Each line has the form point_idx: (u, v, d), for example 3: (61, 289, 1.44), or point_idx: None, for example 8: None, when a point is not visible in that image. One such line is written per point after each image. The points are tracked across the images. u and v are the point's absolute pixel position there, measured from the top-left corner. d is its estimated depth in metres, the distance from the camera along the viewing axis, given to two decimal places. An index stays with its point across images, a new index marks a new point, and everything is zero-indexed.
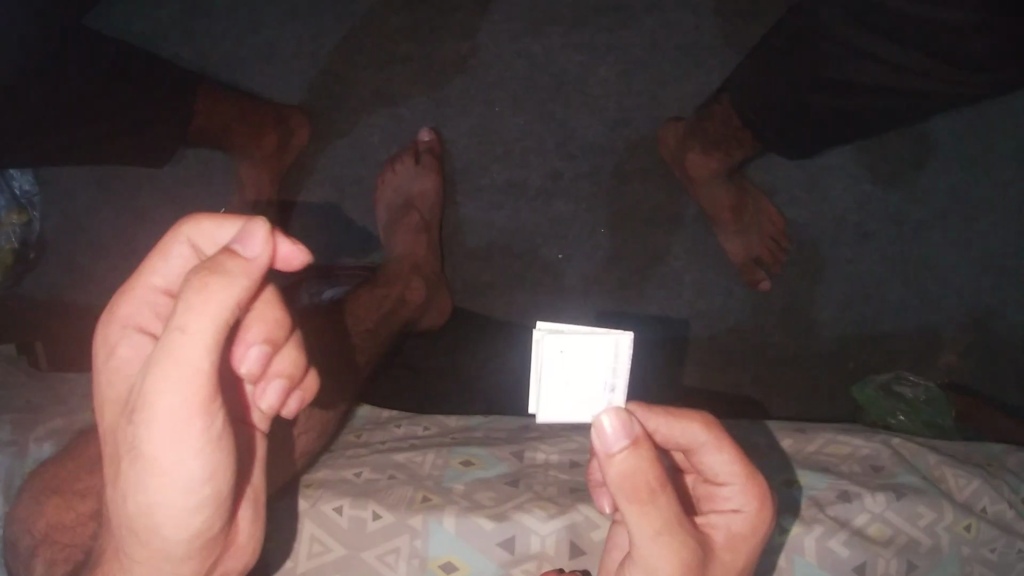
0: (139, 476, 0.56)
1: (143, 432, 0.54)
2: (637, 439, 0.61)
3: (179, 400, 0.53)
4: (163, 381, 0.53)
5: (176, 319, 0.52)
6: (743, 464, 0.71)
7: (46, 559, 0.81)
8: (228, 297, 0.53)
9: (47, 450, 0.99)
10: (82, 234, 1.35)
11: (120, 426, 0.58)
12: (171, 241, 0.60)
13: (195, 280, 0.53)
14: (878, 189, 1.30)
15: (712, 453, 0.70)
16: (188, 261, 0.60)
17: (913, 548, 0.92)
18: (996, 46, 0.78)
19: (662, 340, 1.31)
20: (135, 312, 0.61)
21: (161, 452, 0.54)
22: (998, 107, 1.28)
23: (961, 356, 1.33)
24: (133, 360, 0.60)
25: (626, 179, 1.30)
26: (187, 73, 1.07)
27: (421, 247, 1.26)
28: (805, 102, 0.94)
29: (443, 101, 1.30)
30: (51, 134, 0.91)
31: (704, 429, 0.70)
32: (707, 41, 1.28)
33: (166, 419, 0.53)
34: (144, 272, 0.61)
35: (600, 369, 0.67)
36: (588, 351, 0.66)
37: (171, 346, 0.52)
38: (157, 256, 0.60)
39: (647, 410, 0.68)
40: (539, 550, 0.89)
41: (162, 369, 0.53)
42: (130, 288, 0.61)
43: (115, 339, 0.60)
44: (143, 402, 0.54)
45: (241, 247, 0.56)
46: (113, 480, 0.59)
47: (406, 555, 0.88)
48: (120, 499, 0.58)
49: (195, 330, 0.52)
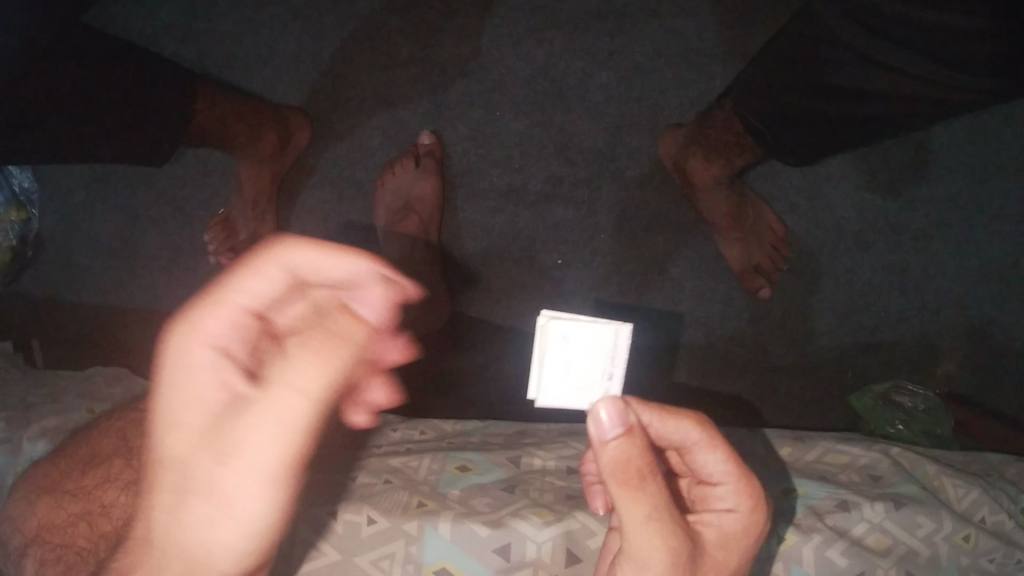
0: (215, 513, 0.55)
1: (238, 473, 0.54)
2: (631, 428, 0.61)
3: (281, 452, 0.54)
4: (267, 432, 0.54)
5: (296, 371, 0.54)
6: (735, 461, 0.70)
7: (37, 560, 0.81)
8: (350, 357, 0.56)
9: (41, 449, 0.98)
10: (77, 231, 1.34)
11: (194, 461, 0.55)
12: (270, 267, 0.58)
13: (323, 336, 0.55)
14: (877, 198, 1.30)
15: (706, 452, 0.69)
16: (284, 287, 0.58)
17: (912, 559, 0.91)
18: (1000, 50, 0.77)
19: (659, 346, 1.31)
20: (214, 328, 0.57)
21: (247, 498, 0.55)
22: (998, 117, 1.28)
23: (959, 366, 1.32)
24: (212, 382, 0.56)
25: (625, 184, 1.30)
26: (185, 71, 1.04)
27: (419, 250, 1.26)
28: (803, 109, 0.94)
29: (443, 105, 1.30)
30: (49, 131, 0.91)
31: (697, 426, 0.68)
32: (707, 48, 1.29)
33: (272, 466, 0.54)
34: (233, 291, 0.58)
35: (598, 358, 0.73)
36: (589, 339, 0.73)
37: (288, 399, 0.53)
38: (253, 277, 0.58)
39: (645, 404, 0.66)
40: (536, 557, 0.87)
41: (269, 419, 0.54)
42: (212, 304, 0.57)
43: (190, 357, 0.56)
44: (247, 444, 0.54)
45: (360, 307, 0.59)
46: (162, 512, 0.57)
47: (400, 561, 0.86)
48: (174, 532, 0.56)
49: (315, 384, 0.54)
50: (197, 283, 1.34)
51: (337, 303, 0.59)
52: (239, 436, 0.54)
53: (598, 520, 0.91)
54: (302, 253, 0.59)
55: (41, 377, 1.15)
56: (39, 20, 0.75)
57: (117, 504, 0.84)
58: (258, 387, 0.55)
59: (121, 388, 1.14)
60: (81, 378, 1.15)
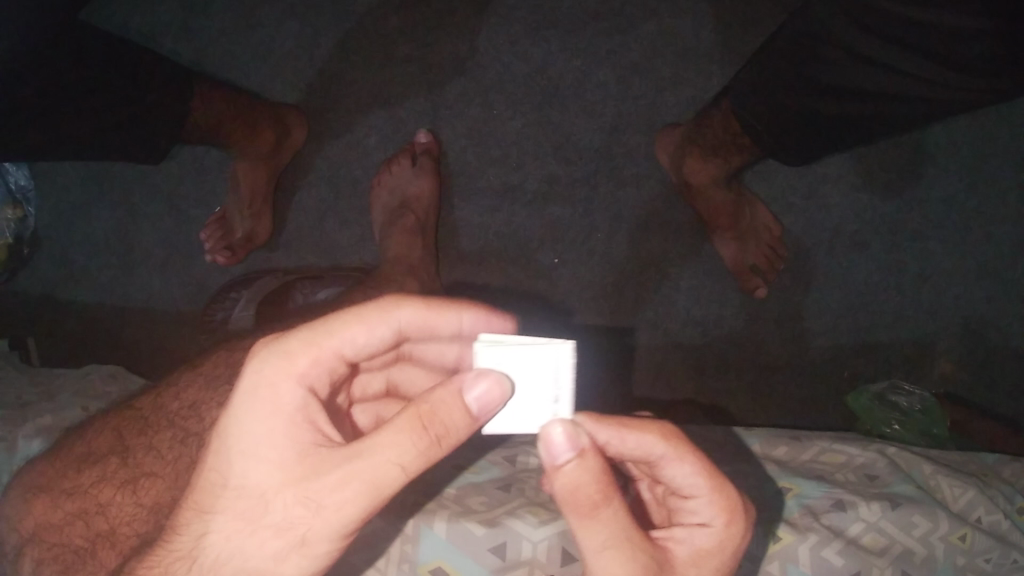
0: (286, 549, 0.60)
1: (321, 517, 0.60)
2: (583, 451, 0.61)
3: (363, 508, 0.60)
4: (356, 491, 0.59)
5: (399, 442, 0.60)
6: (706, 474, 0.68)
7: (33, 559, 0.82)
8: (451, 437, 0.61)
9: (36, 447, 0.97)
10: (73, 230, 1.34)
11: (276, 493, 0.60)
12: (382, 322, 0.68)
13: (429, 414, 0.61)
14: (873, 198, 1.30)
15: (673, 466, 0.68)
16: (388, 339, 0.68)
17: (907, 558, 0.91)
18: (997, 49, 0.77)
19: (655, 346, 1.31)
20: (313, 366, 0.63)
21: (319, 539, 0.60)
22: (994, 117, 1.28)
23: (955, 366, 1.32)
24: (305, 422, 0.61)
25: (622, 184, 1.30)
26: (181, 70, 1.04)
27: (416, 249, 1.25)
28: (800, 107, 0.94)
29: (440, 103, 1.30)
30: (49, 125, 0.91)
31: (661, 439, 0.67)
32: (704, 48, 1.29)
33: (355, 515, 0.60)
34: (341, 341, 0.64)
35: (544, 381, 0.67)
36: (530, 362, 0.66)
37: (384, 468, 0.60)
38: (361, 329, 0.66)
39: (600, 422, 0.66)
40: (531, 556, 0.87)
41: (361, 481, 0.59)
42: (318, 345, 0.63)
43: (286, 392, 0.61)
44: (338, 491, 0.59)
45: (467, 389, 0.62)
46: (228, 530, 0.61)
47: (395, 560, 0.86)
48: (238, 558, 0.61)
49: (412, 456, 0.60)
50: (193, 282, 1.34)
51: (450, 386, 0.62)
52: (331, 483, 0.59)
53: None
54: (407, 313, 0.69)
55: (38, 376, 1.15)
56: (36, 18, 0.75)
57: (113, 504, 0.82)
58: (356, 449, 0.60)
59: (117, 386, 1.14)
60: (77, 376, 1.15)
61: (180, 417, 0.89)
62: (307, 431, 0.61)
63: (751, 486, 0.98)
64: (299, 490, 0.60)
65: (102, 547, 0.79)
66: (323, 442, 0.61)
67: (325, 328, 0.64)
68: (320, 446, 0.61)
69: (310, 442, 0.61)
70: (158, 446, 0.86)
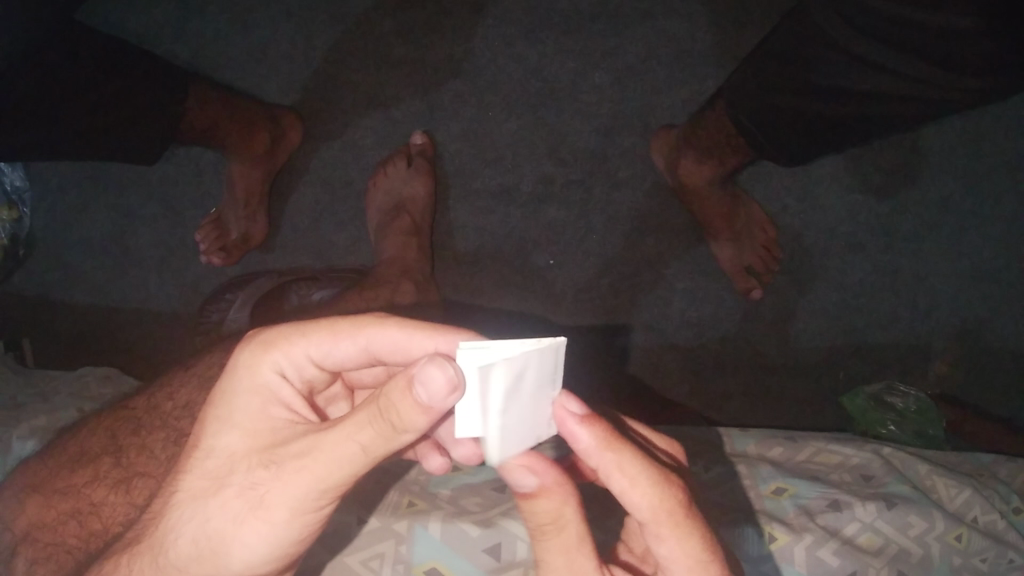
0: (244, 513, 0.59)
1: (279, 482, 0.58)
2: (543, 486, 0.60)
3: (319, 484, 0.57)
4: (312, 466, 0.57)
5: (353, 423, 0.56)
6: (686, 560, 0.61)
7: (27, 559, 0.80)
8: (407, 425, 0.55)
9: (30, 447, 0.97)
10: (67, 230, 1.34)
11: (243, 459, 0.60)
12: (355, 329, 0.64)
13: (384, 401, 0.55)
14: (865, 200, 1.31)
15: (656, 536, 0.61)
16: (357, 353, 0.65)
17: (904, 558, 0.90)
18: (993, 49, 0.77)
19: (651, 346, 1.31)
20: (285, 359, 0.63)
21: (273, 512, 0.58)
22: (987, 118, 1.29)
23: (950, 366, 1.33)
24: (272, 402, 0.62)
25: (617, 185, 1.30)
26: (176, 70, 1.04)
27: (413, 249, 1.26)
28: (795, 108, 0.94)
29: (435, 105, 1.30)
30: (40, 127, 0.90)
31: (649, 506, 0.60)
32: (699, 50, 1.30)
33: (314, 487, 0.58)
34: (311, 338, 0.63)
35: (544, 385, 0.59)
36: (535, 369, 0.57)
37: (340, 447, 0.56)
38: (333, 336, 0.64)
39: (604, 451, 0.59)
40: (525, 557, 0.86)
41: (318, 458, 0.57)
42: (290, 341, 0.63)
43: (261, 374, 0.62)
44: (299, 459, 0.58)
45: (421, 386, 0.53)
46: (194, 494, 0.61)
47: (390, 560, 0.85)
48: (199, 518, 0.60)
49: (369, 439, 0.56)
50: (189, 283, 1.34)
51: (407, 376, 0.54)
52: (295, 452, 0.58)
53: (591, 522, 0.89)
54: (389, 335, 0.65)
55: (34, 376, 1.15)
56: (34, 18, 0.75)
57: (106, 503, 0.82)
58: (319, 431, 0.58)
59: (112, 387, 1.14)
60: (73, 377, 1.15)
61: (173, 418, 0.90)
62: (279, 409, 0.62)
63: (748, 485, 0.98)
64: (264, 454, 0.60)
65: (95, 545, 0.78)
66: (294, 422, 0.61)
67: (297, 328, 0.63)
68: (293, 423, 0.61)
69: (281, 420, 0.61)
70: (151, 446, 0.86)
